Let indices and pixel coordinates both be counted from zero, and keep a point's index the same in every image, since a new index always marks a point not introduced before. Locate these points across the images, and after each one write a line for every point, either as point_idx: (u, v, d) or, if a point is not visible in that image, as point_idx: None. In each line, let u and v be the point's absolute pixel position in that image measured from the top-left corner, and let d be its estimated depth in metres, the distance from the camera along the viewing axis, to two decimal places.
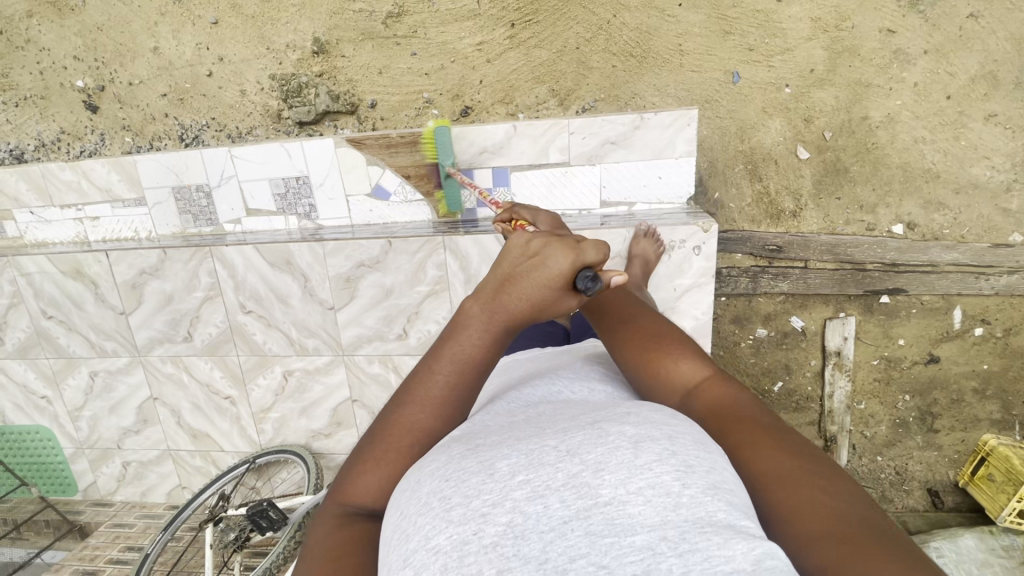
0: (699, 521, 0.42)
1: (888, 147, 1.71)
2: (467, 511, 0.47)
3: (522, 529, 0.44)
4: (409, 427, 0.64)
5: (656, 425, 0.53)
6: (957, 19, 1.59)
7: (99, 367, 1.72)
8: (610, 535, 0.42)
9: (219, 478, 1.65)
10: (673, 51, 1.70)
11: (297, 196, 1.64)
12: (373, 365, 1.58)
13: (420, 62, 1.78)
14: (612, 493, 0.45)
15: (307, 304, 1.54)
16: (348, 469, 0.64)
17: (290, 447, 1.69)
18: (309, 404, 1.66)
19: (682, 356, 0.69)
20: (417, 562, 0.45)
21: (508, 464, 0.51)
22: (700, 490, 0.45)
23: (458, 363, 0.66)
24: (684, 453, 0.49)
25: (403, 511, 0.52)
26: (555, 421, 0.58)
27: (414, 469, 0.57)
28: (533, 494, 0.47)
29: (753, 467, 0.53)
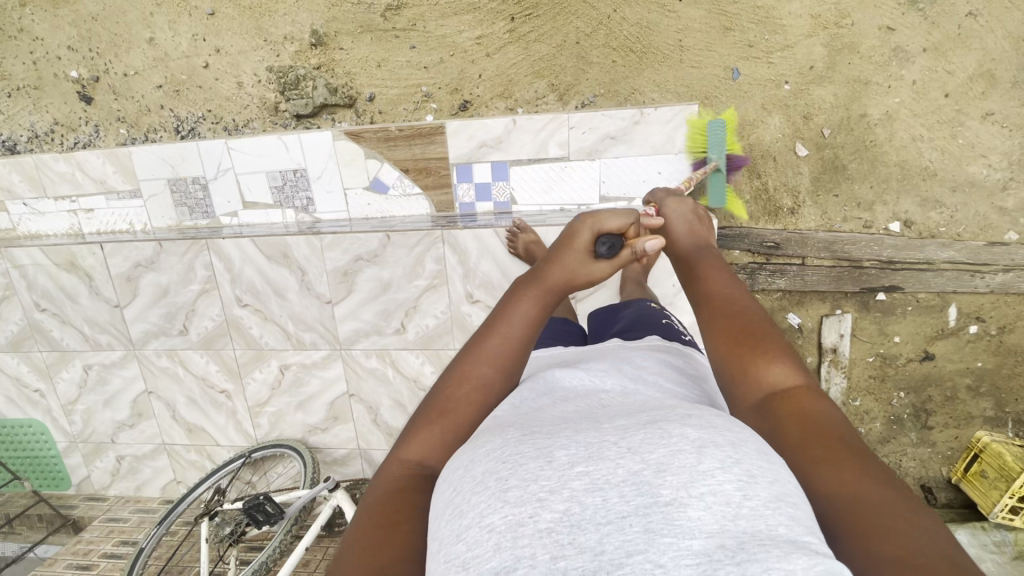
0: (761, 534, 0.41)
1: (885, 144, 1.71)
2: (524, 494, 0.46)
3: (579, 518, 0.44)
4: (473, 387, 0.66)
5: (718, 427, 0.52)
6: (956, 17, 1.60)
7: (93, 360, 1.70)
8: (668, 535, 0.42)
9: (213, 472, 1.64)
10: (674, 47, 1.70)
11: (293, 189, 1.63)
12: (369, 359, 1.57)
13: (420, 55, 1.76)
14: (673, 495, 0.44)
15: (299, 296, 1.53)
16: (410, 426, 0.65)
17: (284, 440, 1.67)
18: (306, 398, 1.66)
19: (778, 357, 0.62)
20: (470, 539, 0.46)
21: (567, 455, 0.50)
22: (762, 502, 0.44)
23: (515, 327, 0.70)
24: (748, 461, 0.48)
25: (456, 491, 0.53)
26: (610, 416, 0.57)
27: (467, 455, 0.57)
28: (592, 485, 0.46)
29: (826, 483, 0.50)
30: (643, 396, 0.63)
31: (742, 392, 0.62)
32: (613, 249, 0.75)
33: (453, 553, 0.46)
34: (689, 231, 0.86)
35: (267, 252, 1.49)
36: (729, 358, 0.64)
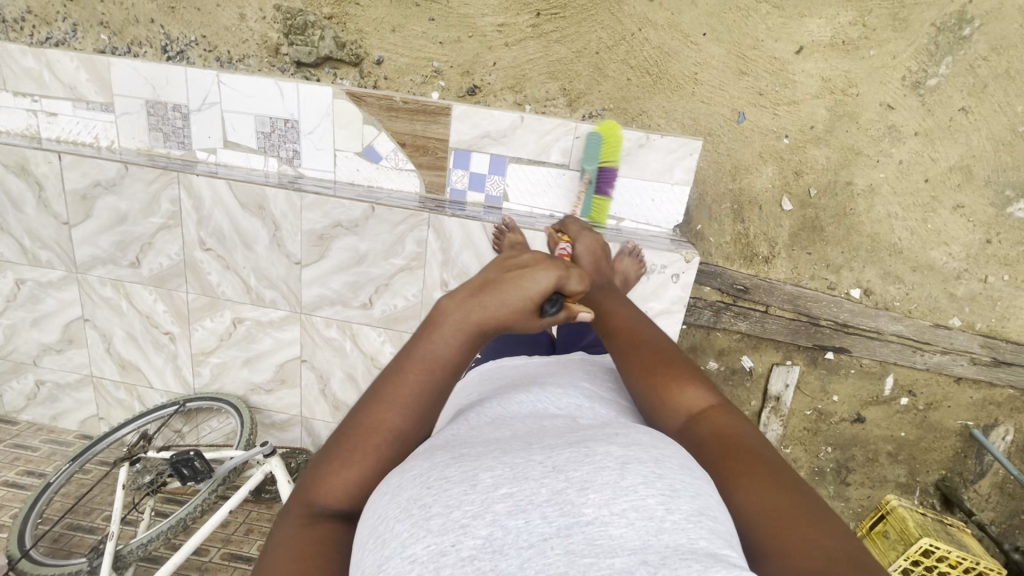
0: (684, 551, 0.40)
1: (862, 215, 1.79)
2: (446, 522, 0.44)
3: (501, 543, 0.42)
4: (385, 435, 0.64)
5: (642, 441, 0.52)
6: (950, 109, 1.68)
7: (28, 275, 1.58)
8: (589, 555, 0.40)
9: (139, 415, 1.57)
10: (687, 78, 1.72)
11: (281, 139, 1.55)
12: (329, 329, 1.52)
13: (435, 28, 1.72)
14: (595, 513, 0.43)
15: (268, 251, 1.46)
16: (320, 464, 0.63)
17: (224, 396, 1.61)
18: (255, 356, 1.59)
19: (695, 380, 0.67)
20: (390, 570, 0.42)
21: (493, 477, 0.48)
22: (686, 517, 0.44)
23: (428, 371, 0.67)
24: (670, 476, 0.47)
25: (378, 520, 0.49)
26: (541, 437, 0.55)
27: (395, 477, 0.54)
28: (516, 508, 0.44)
29: (746, 499, 0.52)
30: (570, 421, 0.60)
31: (661, 416, 0.65)
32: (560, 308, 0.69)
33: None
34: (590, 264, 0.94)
35: (241, 198, 1.42)
36: (653, 383, 0.67)
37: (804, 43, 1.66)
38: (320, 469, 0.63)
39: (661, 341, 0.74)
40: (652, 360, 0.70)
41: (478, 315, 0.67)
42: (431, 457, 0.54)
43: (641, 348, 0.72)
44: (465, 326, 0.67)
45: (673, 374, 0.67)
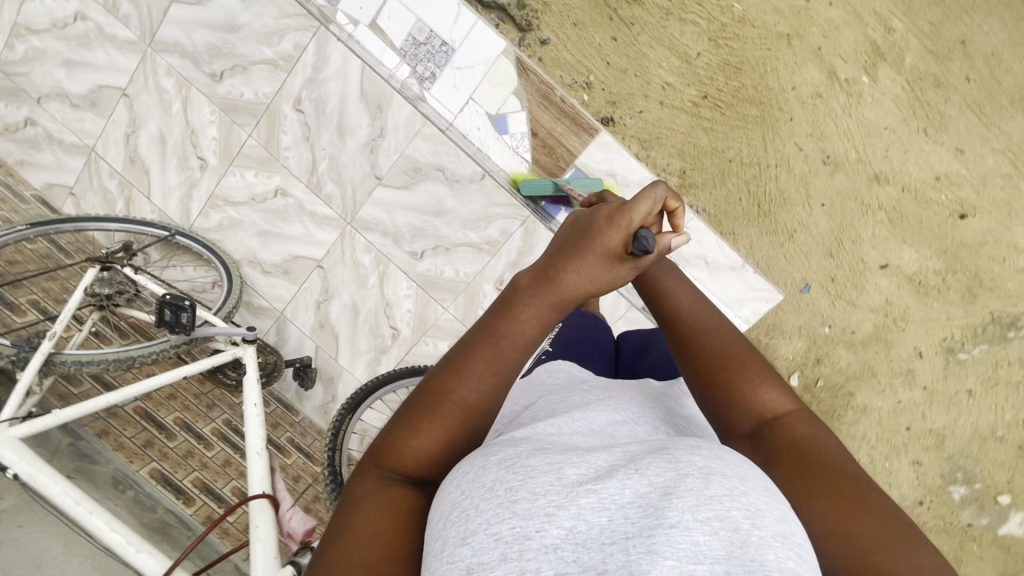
0: (767, 568, 0.43)
1: (846, 426, 1.88)
2: (532, 508, 0.48)
3: (583, 536, 0.46)
4: (459, 401, 0.67)
5: (727, 460, 0.53)
6: (960, 385, 1.82)
7: (94, 16, 1.42)
8: (672, 557, 0.43)
9: (127, 220, 1.42)
10: (786, 230, 1.76)
11: (427, 56, 1.40)
12: (366, 254, 1.44)
13: (610, 45, 1.69)
14: (679, 518, 0.45)
15: (360, 149, 1.40)
16: (400, 428, 0.68)
17: (220, 251, 1.45)
18: (274, 231, 1.48)
19: (765, 384, 0.69)
20: (474, 543, 0.47)
21: (575, 474, 0.52)
22: (771, 534, 0.46)
23: (515, 338, 0.69)
24: (755, 495, 0.49)
25: (463, 491, 0.54)
26: (624, 444, 0.58)
27: (477, 457, 0.58)
28: (598, 505, 0.48)
29: (819, 510, 0.55)
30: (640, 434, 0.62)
31: (733, 424, 0.68)
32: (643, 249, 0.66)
33: (456, 556, 0.48)
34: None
35: (368, 95, 1.38)
36: (723, 389, 0.69)
37: (891, 264, 1.76)
38: (397, 432, 0.68)
39: (734, 337, 0.74)
40: (725, 363, 0.71)
41: (567, 284, 0.70)
42: (512, 446, 0.57)
43: (711, 345, 0.73)
44: (557, 293, 0.70)
45: (744, 380, 0.69)
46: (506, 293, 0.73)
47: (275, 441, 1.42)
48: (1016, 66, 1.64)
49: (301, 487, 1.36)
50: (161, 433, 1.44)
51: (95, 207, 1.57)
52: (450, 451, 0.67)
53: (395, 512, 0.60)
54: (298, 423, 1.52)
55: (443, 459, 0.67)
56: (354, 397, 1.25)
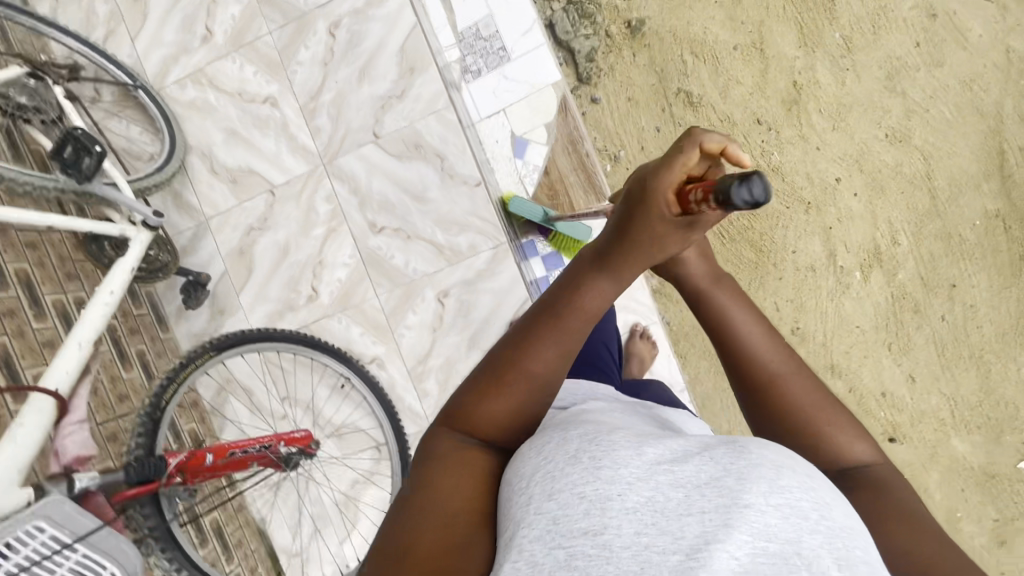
0: (834, 555, 0.48)
1: None
2: (615, 475, 0.52)
3: (663, 505, 0.50)
4: (527, 369, 0.69)
5: (788, 455, 0.57)
6: None
7: None
8: (747, 534, 0.48)
9: (94, 49, 1.24)
10: None
11: (480, 52, 1.36)
12: (325, 203, 1.29)
13: (652, 132, 1.69)
14: (754, 501, 0.49)
15: (372, 100, 1.30)
16: (472, 394, 0.70)
17: (177, 129, 1.29)
18: (242, 134, 1.31)
19: (852, 435, 0.66)
20: (560, 499, 0.52)
21: (654, 452, 0.55)
22: (838, 527, 0.50)
23: (585, 312, 0.70)
24: (823, 492, 0.53)
25: (543, 456, 0.58)
26: (690, 436, 0.60)
27: (555, 431, 0.62)
28: (677, 481, 0.52)
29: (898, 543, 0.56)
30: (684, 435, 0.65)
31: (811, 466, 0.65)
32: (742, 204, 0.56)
33: (542, 508, 0.52)
34: (699, 257, 0.77)
35: (405, 57, 1.31)
36: (804, 434, 0.66)
37: None
38: (469, 393, 0.70)
39: (806, 380, 0.68)
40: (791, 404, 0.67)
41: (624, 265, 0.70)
42: (587, 425, 0.61)
43: (789, 390, 0.68)
44: (614, 274, 0.70)
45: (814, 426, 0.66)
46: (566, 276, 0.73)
47: (120, 347, 1.20)
48: (988, 325, 1.65)
49: (122, 409, 1.16)
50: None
51: (59, 15, 1.35)
52: (522, 420, 0.69)
53: (473, 471, 0.64)
54: (160, 341, 1.31)
55: (513, 425, 0.68)
56: (227, 333, 1.05)
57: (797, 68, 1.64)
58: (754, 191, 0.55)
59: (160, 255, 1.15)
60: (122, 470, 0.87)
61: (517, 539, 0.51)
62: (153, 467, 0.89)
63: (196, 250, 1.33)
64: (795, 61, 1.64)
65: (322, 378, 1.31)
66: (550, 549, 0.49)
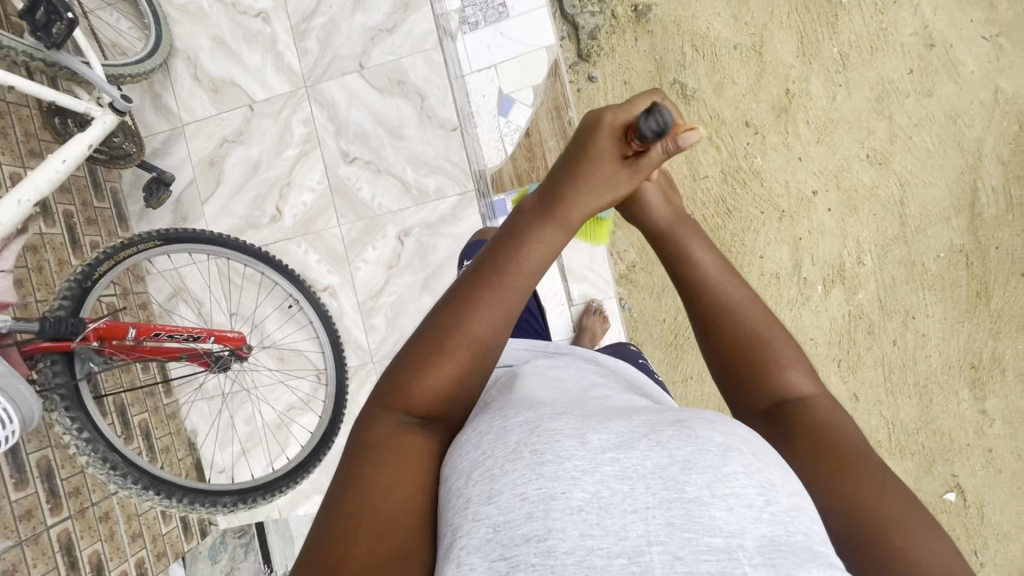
0: (776, 542, 0.45)
1: None
2: (557, 470, 0.50)
3: (607, 502, 0.48)
4: (468, 337, 0.67)
5: (743, 436, 0.54)
6: None
7: None
8: (689, 531, 0.46)
9: None
10: (682, 372, 1.75)
11: (481, 5, 1.40)
12: (301, 126, 1.28)
13: None
14: (697, 493, 0.48)
15: (362, 30, 1.26)
16: (401, 371, 0.68)
17: (164, 26, 1.28)
18: (230, 46, 1.30)
19: (792, 366, 0.68)
20: (502, 502, 0.49)
21: (599, 439, 0.53)
22: (781, 511, 0.48)
23: (523, 270, 0.71)
24: (769, 472, 0.51)
25: (484, 451, 0.55)
26: (641, 414, 0.59)
27: (498, 418, 0.59)
28: (622, 473, 0.50)
29: (840, 491, 0.54)
30: (626, 411, 0.62)
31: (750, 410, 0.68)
32: (653, 131, 0.70)
33: (481, 514, 0.49)
34: (661, 200, 0.81)
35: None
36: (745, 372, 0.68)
37: None
38: (401, 377, 0.67)
39: (758, 310, 0.72)
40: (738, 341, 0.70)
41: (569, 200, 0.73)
42: (533, 409, 0.59)
43: (735, 325, 0.71)
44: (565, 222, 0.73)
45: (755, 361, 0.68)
46: (511, 220, 0.75)
47: (73, 234, 1.21)
48: (937, 356, 1.68)
49: None
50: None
51: None
52: (458, 394, 0.68)
53: (414, 465, 0.61)
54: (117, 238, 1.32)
55: (459, 399, 0.68)
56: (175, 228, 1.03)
57: (792, 76, 1.66)
58: (663, 118, 0.68)
59: (125, 142, 1.16)
60: (36, 322, 0.90)
61: (456, 553, 0.48)
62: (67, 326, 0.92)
63: (167, 154, 1.33)
64: (792, 69, 1.66)
65: (274, 300, 1.32)
66: (490, 561, 0.46)
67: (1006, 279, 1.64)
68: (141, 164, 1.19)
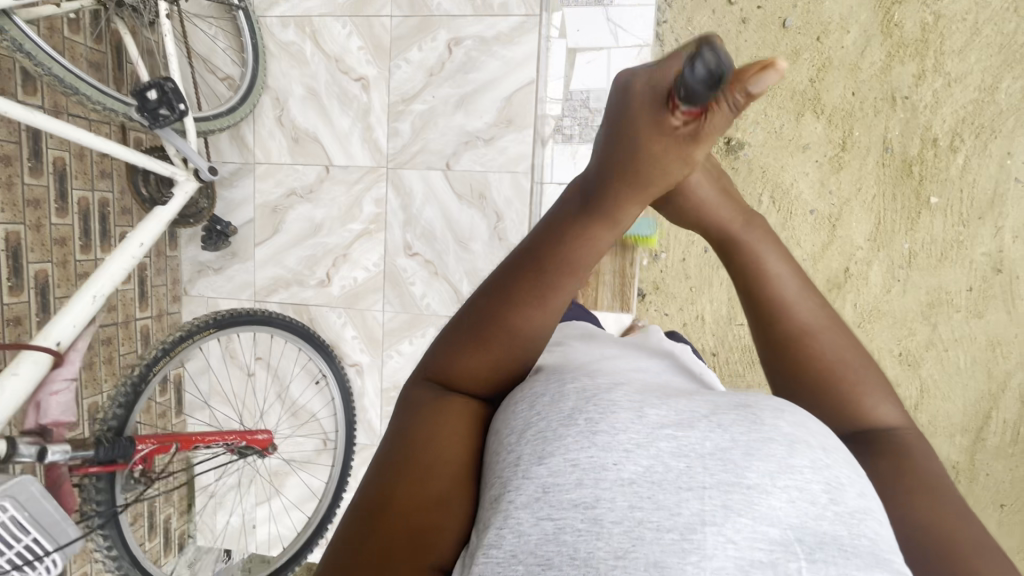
0: (840, 542, 0.47)
1: None
2: (611, 441, 0.52)
3: (660, 477, 0.50)
4: (517, 335, 0.69)
5: (811, 429, 0.56)
6: None
7: None
8: (747, 517, 0.47)
9: None
10: None
11: (581, 118, 1.35)
12: (372, 206, 1.41)
13: (699, 251, 1.71)
14: (759, 481, 0.49)
15: (458, 132, 1.35)
16: (452, 353, 0.71)
17: (261, 65, 1.37)
18: (322, 100, 1.39)
19: (879, 399, 0.70)
20: (552, 464, 0.51)
21: (657, 415, 0.55)
22: (848, 512, 0.49)
23: (573, 268, 0.69)
24: (837, 470, 0.52)
25: (539, 415, 0.58)
26: (701, 397, 0.61)
27: (553, 384, 0.62)
28: (678, 452, 0.51)
29: (918, 517, 0.59)
30: (684, 393, 0.63)
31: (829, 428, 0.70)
32: (702, 79, 0.59)
33: (533, 473, 0.52)
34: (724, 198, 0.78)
35: (508, 108, 1.34)
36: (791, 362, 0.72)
37: None
38: (447, 352, 0.71)
39: (809, 305, 0.74)
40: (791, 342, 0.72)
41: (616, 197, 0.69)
42: (591, 381, 0.62)
43: (813, 344, 0.72)
44: (613, 222, 0.70)
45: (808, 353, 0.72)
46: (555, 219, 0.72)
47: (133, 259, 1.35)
48: None
49: (106, 319, 1.39)
50: (29, 162, 1.37)
51: None
52: (507, 369, 0.70)
53: (455, 422, 0.66)
54: (164, 258, 1.49)
55: (494, 378, 0.70)
56: (229, 314, 1.19)
57: (856, 257, 1.65)
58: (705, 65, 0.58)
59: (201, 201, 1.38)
60: (93, 448, 1.04)
61: (507, 506, 0.51)
62: (120, 450, 1.07)
63: (235, 185, 1.45)
64: (858, 250, 1.65)
65: (301, 363, 1.47)
66: (538, 518, 0.49)
67: (985, 506, 1.70)
68: (210, 219, 1.40)
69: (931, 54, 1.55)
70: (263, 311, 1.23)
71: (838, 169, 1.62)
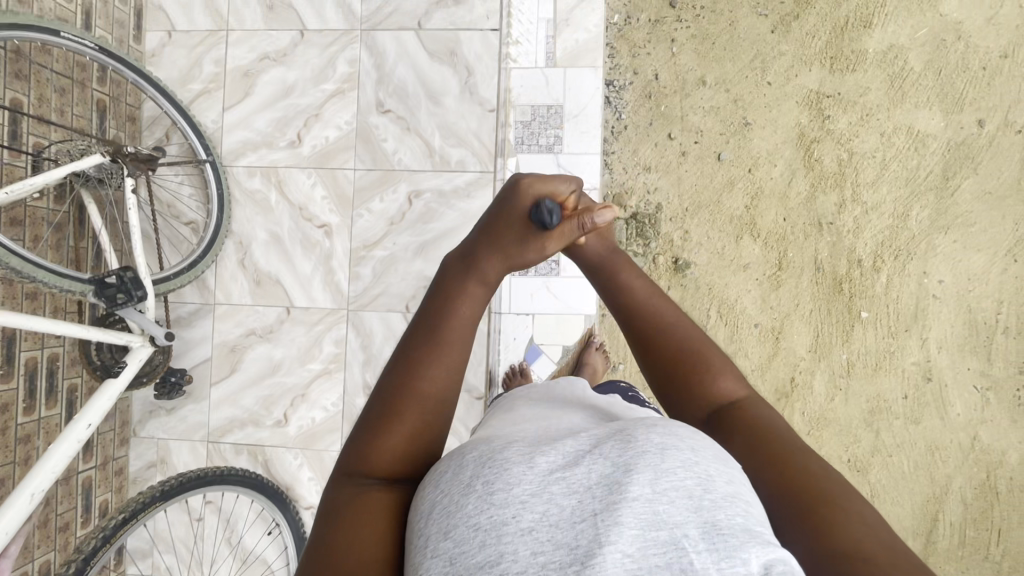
0: (718, 527, 0.48)
1: None
2: (507, 497, 0.52)
3: (557, 518, 0.50)
4: (427, 398, 0.71)
5: (679, 433, 0.57)
6: None
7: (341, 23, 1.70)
8: (635, 527, 0.48)
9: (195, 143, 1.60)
10: None
11: None
12: (331, 347, 1.62)
13: None
14: (640, 492, 0.50)
15: (417, 275, 1.62)
16: (366, 436, 0.70)
17: (227, 214, 1.64)
18: (285, 243, 1.66)
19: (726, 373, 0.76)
20: (457, 537, 0.52)
21: (547, 461, 0.55)
22: (720, 496, 0.51)
23: (461, 324, 0.75)
24: (706, 463, 0.54)
25: (443, 490, 0.58)
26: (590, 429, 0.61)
27: (455, 456, 0.62)
28: (569, 489, 0.52)
29: (776, 483, 0.62)
30: (572, 433, 0.64)
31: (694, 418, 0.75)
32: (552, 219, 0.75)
33: (440, 550, 0.52)
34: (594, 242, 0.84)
35: None
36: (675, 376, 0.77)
37: None
38: (362, 448, 0.69)
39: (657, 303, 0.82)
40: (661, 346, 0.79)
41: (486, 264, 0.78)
42: (487, 443, 0.61)
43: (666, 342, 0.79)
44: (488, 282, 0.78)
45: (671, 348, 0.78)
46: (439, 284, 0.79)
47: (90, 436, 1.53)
48: None
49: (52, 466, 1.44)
50: None
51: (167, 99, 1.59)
52: (424, 445, 0.71)
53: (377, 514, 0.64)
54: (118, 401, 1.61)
55: (413, 460, 0.69)
56: (178, 482, 1.24)
57: (799, 367, 1.75)
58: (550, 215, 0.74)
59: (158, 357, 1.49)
60: None
61: None
62: None
63: (194, 325, 1.66)
64: (801, 360, 1.75)
65: (255, 510, 1.56)
66: None
67: None
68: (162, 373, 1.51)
69: (849, 185, 1.73)
70: (213, 470, 1.30)
71: (777, 286, 1.75)
